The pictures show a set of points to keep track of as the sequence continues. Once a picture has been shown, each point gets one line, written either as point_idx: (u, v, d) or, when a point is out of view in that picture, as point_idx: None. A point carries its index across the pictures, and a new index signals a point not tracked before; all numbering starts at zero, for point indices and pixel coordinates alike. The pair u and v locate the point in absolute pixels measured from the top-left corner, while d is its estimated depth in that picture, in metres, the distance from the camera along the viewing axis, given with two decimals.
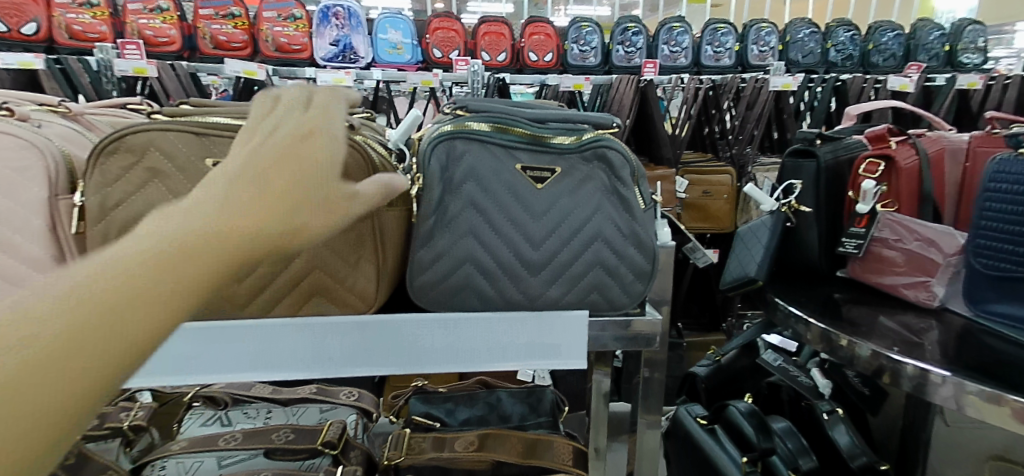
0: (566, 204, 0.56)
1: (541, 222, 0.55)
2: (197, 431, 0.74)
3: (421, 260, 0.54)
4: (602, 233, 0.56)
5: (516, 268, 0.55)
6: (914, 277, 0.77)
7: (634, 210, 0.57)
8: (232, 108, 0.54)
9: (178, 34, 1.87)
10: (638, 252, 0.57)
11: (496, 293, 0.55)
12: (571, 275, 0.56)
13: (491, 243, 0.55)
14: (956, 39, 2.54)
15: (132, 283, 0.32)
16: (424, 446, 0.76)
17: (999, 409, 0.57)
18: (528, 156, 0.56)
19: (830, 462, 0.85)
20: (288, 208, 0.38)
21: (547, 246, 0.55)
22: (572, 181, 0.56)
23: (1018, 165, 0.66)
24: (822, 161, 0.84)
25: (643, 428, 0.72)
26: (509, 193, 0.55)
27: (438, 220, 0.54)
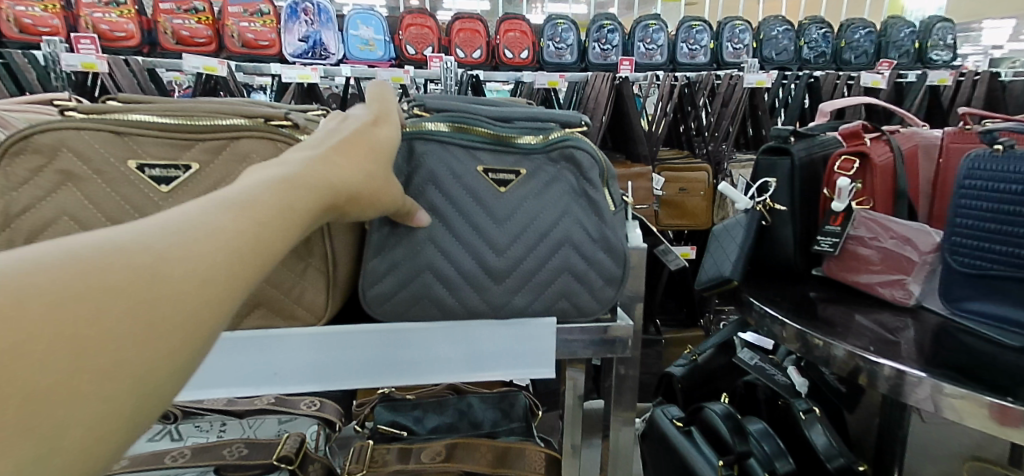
0: (532, 207, 0.53)
1: (505, 226, 0.52)
2: (143, 447, 0.69)
3: (375, 270, 0.50)
4: (570, 237, 0.53)
5: (479, 277, 0.51)
6: (889, 275, 0.76)
7: (602, 213, 0.55)
8: (156, 104, 0.48)
9: (137, 28, 1.79)
10: (607, 257, 0.54)
11: (457, 303, 0.51)
12: (537, 283, 0.52)
13: (451, 251, 0.51)
14: (925, 37, 2.58)
15: (213, 242, 0.28)
16: (387, 458, 0.72)
17: (979, 411, 0.55)
18: (492, 157, 0.53)
19: (808, 463, 0.83)
20: (358, 181, 0.39)
21: (511, 253, 0.52)
22: (538, 183, 0.53)
23: (992, 162, 0.65)
24: (797, 158, 0.82)
25: (618, 426, 0.69)
26: (470, 197, 0.52)
27: (396, 228, 0.51)
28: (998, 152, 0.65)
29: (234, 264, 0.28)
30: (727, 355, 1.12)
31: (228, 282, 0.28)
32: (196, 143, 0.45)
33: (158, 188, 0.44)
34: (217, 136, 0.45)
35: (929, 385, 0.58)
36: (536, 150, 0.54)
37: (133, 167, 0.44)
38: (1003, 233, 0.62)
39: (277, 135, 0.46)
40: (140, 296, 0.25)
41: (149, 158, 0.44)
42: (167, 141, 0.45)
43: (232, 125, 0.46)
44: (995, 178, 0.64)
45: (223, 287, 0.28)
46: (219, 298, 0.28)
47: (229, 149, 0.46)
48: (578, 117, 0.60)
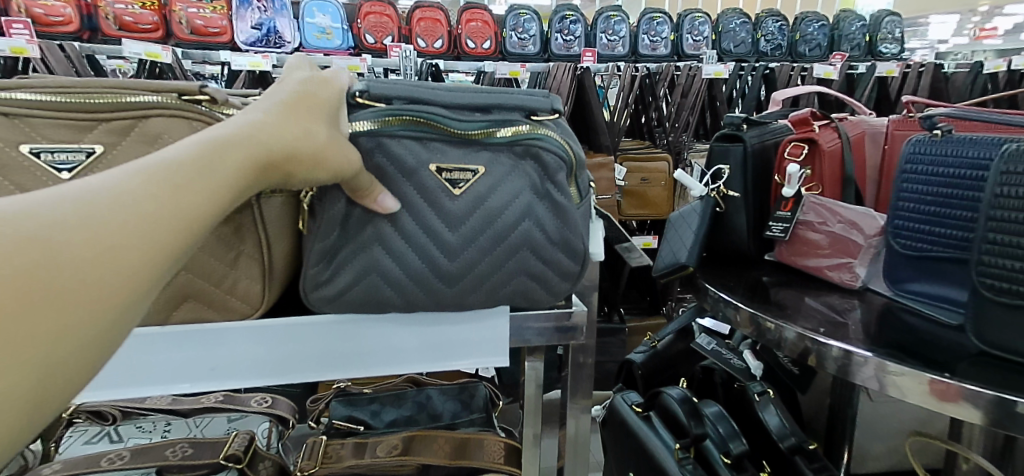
0: (490, 208, 0.48)
1: (459, 229, 0.48)
2: (80, 450, 0.66)
3: (316, 276, 0.47)
4: (530, 240, 0.50)
5: (429, 280, 0.48)
6: (837, 259, 0.78)
7: (567, 214, 0.51)
8: (50, 77, 0.44)
9: (75, 13, 1.70)
10: (567, 257, 0.52)
11: (406, 305, 0.49)
12: (493, 284, 0.50)
13: (400, 252, 0.47)
14: (875, 30, 2.66)
15: (135, 211, 0.27)
16: (342, 453, 0.71)
17: (919, 387, 0.56)
18: (448, 152, 0.48)
19: (762, 443, 0.85)
20: (299, 155, 0.37)
21: (465, 257, 0.48)
22: (498, 181, 0.49)
23: (932, 146, 0.67)
24: (750, 145, 0.83)
25: (576, 414, 0.68)
26: (421, 197, 0.47)
27: (345, 228, 0.47)
28: (937, 137, 0.67)
29: (159, 230, 0.27)
30: (686, 341, 1.14)
31: (141, 269, 0.27)
32: (99, 124, 0.43)
33: (58, 176, 0.41)
34: (123, 116, 0.43)
35: (874, 364, 0.59)
36: (500, 143, 0.49)
37: (26, 153, 0.41)
38: (940, 215, 0.64)
39: (191, 114, 0.44)
40: (55, 262, 0.24)
41: (45, 141, 0.41)
42: (63, 123, 0.42)
43: (138, 101, 0.43)
44: (934, 161, 0.66)
45: (147, 258, 0.27)
46: (142, 271, 0.27)
47: (137, 129, 0.43)
48: (552, 104, 0.52)
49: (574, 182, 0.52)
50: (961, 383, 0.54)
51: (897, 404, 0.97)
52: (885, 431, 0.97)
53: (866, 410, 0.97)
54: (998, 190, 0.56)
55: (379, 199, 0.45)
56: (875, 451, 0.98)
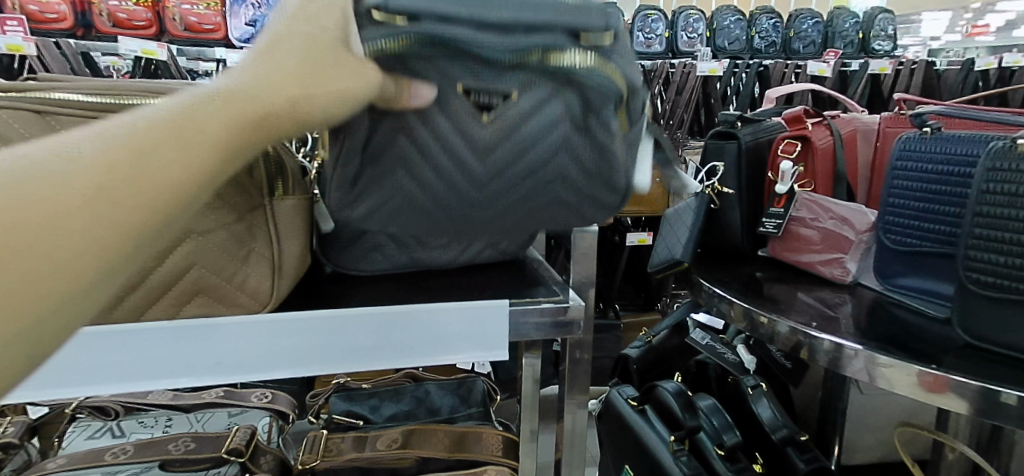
0: (519, 145, 0.36)
1: (483, 164, 0.36)
2: (82, 445, 0.67)
3: (333, 199, 0.41)
4: (566, 180, 0.38)
5: (453, 215, 0.39)
6: (829, 255, 0.79)
7: (614, 151, 0.38)
8: (87, 82, 0.45)
9: (70, 10, 1.70)
10: (611, 194, 0.40)
11: (436, 230, 0.42)
12: (524, 219, 0.41)
13: (422, 181, 0.38)
14: (868, 27, 2.68)
15: (95, 176, 0.25)
16: (342, 446, 0.72)
17: (907, 378, 0.58)
18: (472, 66, 0.34)
19: (755, 435, 0.86)
20: (303, 113, 0.31)
21: (490, 196, 0.38)
22: (533, 112, 0.35)
23: (921, 144, 0.68)
24: (744, 143, 0.86)
25: (572, 409, 0.70)
26: (439, 123, 0.36)
27: (366, 152, 0.38)
28: (926, 135, 0.68)
29: (121, 198, 0.26)
30: (681, 336, 1.16)
31: (91, 242, 0.25)
32: None
33: None
34: None
35: (864, 357, 0.61)
36: (544, 64, 0.34)
37: None
38: (928, 211, 0.66)
39: None
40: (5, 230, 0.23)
41: None
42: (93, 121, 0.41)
43: None
44: (923, 158, 0.67)
45: (105, 229, 0.25)
46: (99, 242, 0.25)
47: None
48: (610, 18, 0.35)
49: (625, 110, 0.38)
50: (948, 374, 0.55)
51: (887, 397, 0.99)
52: (875, 423, 0.99)
53: (857, 403, 0.98)
54: (984, 186, 0.57)
55: (410, 92, 0.34)
56: (865, 443, 0.99)
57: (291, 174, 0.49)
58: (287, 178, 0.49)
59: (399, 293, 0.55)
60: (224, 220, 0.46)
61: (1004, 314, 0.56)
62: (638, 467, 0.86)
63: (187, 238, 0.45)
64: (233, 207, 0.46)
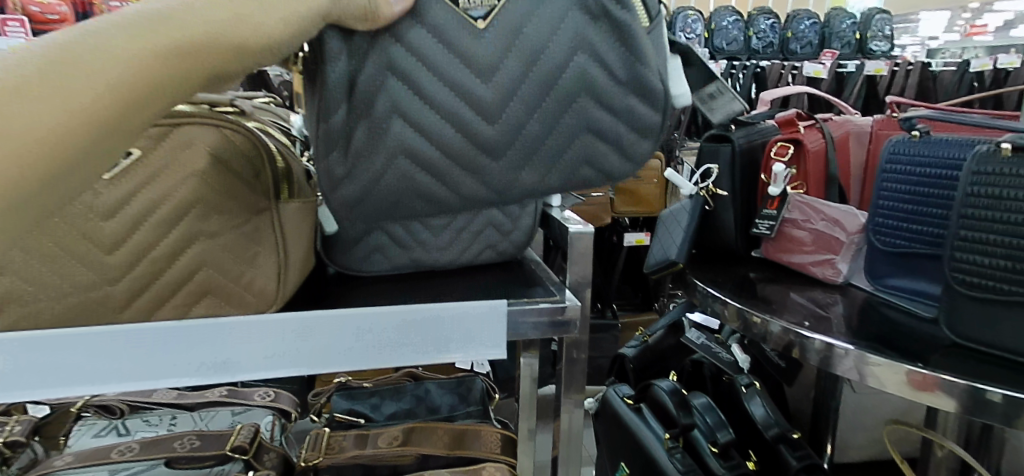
0: (529, 50, 0.41)
1: (496, 85, 0.41)
2: (89, 443, 0.68)
3: (335, 169, 0.43)
4: (587, 82, 0.42)
5: (472, 154, 0.43)
6: (820, 255, 0.80)
7: (632, 42, 0.42)
8: None
9: (71, 11, 1.71)
10: (641, 101, 0.44)
11: (447, 190, 0.45)
12: (550, 149, 0.44)
13: (431, 127, 0.42)
14: (865, 27, 2.68)
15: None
16: (344, 444, 0.73)
17: (895, 377, 0.59)
18: None
19: (749, 433, 0.88)
20: (231, 44, 0.32)
21: (507, 120, 0.42)
22: (535, 13, 0.41)
23: (911, 147, 0.69)
24: (738, 145, 0.87)
25: (569, 409, 0.71)
26: (446, 51, 0.40)
27: (353, 100, 0.40)
28: (915, 138, 0.70)
29: (31, 136, 0.27)
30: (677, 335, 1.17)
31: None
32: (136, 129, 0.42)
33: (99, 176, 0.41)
34: (160, 122, 0.43)
35: (855, 356, 0.62)
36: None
37: None
38: (917, 213, 0.67)
39: (218, 121, 0.46)
40: None
41: None
42: None
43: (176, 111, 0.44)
44: (912, 161, 0.68)
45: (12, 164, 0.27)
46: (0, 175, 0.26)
47: (172, 136, 0.43)
48: None
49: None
50: (936, 373, 0.57)
51: (880, 396, 1.00)
52: (868, 421, 1.00)
53: (851, 401, 0.99)
54: (970, 189, 0.59)
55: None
56: (858, 441, 1.01)
57: (294, 180, 0.51)
58: (292, 183, 0.51)
59: (399, 294, 0.57)
60: (231, 222, 0.46)
61: (990, 314, 0.57)
62: (633, 464, 0.88)
63: (194, 240, 0.45)
64: (240, 208, 0.47)
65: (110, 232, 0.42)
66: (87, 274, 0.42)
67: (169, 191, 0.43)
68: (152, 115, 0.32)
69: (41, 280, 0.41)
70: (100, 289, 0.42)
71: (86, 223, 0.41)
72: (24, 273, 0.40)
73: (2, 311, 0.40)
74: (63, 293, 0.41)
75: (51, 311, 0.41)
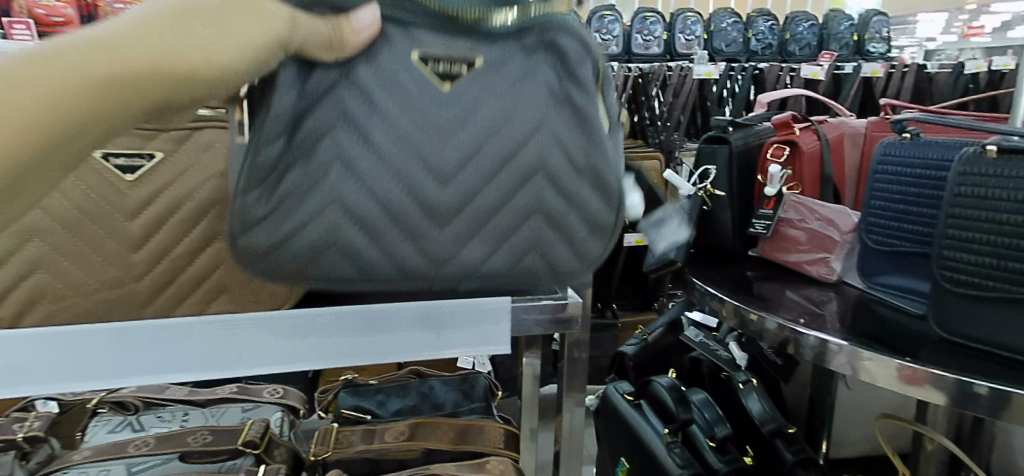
0: (493, 113, 0.37)
1: (450, 147, 0.37)
2: (104, 438, 0.70)
3: (253, 210, 0.37)
4: (545, 164, 0.39)
5: (412, 215, 0.38)
6: (815, 254, 0.82)
7: (592, 128, 0.40)
8: None
9: (76, 13, 1.73)
10: (596, 195, 0.41)
11: (377, 252, 0.39)
12: (497, 228, 0.40)
13: (372, 180, 0.37)
14: (863, 29, 2.71)
15: None
16: (352, 439, 0.75)
17: (886, 372, 0.61)
18: (437, 35, 0.37)
19: (745, 428, 0.90)
20: (174, 76, 0.30)
21: (457, 188, 0.38)
22: (503, 79, 0.37)
23: (901, 149, 0.72)
24: (735, 147, 0.89)
25: (570, 407, 0.73)
26: (401, 100, 0.36)
27: (294, 138, 0.36)
28: (906, 140, 0.72)
29: None
30: (675, 334, 1.19)
31: None
32: (159, 133, 0.45)
33: (124, 177, 0.44)
34: (181, 126, 0.46)
35: (848, 352, 0.64)
36: (507, 34, 0.37)
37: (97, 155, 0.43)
38: (908, 213, 0.69)
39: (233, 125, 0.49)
40: None
41: (113, 146, 0.44)
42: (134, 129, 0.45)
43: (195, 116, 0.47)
44: (903, 163, 0.70)
45: None
46: None
47: (193, 140, 0.46)
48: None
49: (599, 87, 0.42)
50: (926, 368, 0.59)
51: (874, 392, 1.02)
52: (862, 418, 1.02)
53: (845, 398, 1.01)
54: (959, 189, 0.61)
55: (353, 25, 0.34)
56: (853, 437, 1.03)
57: None
58: None
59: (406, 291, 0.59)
60: None
61: (977, 310, 0.59)
62: (633, 459, 0.90)
63: (212, 239, 0.46)
64: None
65: (135, 231, 0.44)
66: (113, 272, 0.44)
67: (192, 191, 0.45)
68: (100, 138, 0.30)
69: (70, 277, 0.43)
70: (125, 286, 0.44)
71: (115, 223, 0.44)
72: (57, 270, 0.43)
73: (32, 308, 0.42)
74: (91, 289, 0.43)
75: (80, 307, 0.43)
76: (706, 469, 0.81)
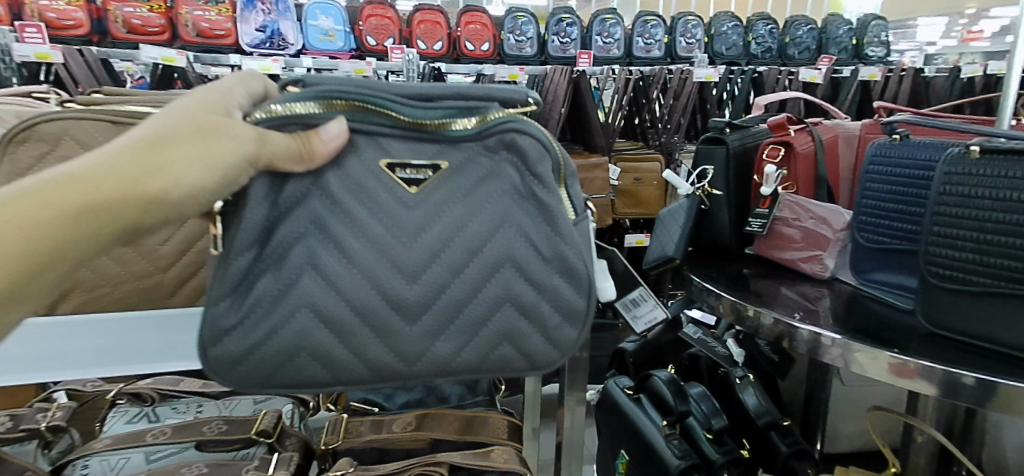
0: (454, 215, 0.49)
1: (416, 245, 0.48)
2: (122, 428, 0.72)
3: (224, 320, 0.46)
4: (512, 255, 0.50)
5: (383, 311, 0.47)
6: (809, 252, 0.85)
7: (557, 222, 0.50)
8: (149, 98, 0.58)
9: (86, 16, 1.76)
10: (566, 283, 0.51)
11: (349, 352, 0.48)
12: (474, 318, 0.49)
13: (344, 286, 0.47)
14: (862, 33, 2.74)
15: None
16: (361, 429, 0.78)
17: (876, 363, 0.64)
18: (405, 147, 0.48)
19: (742, 422, 0.92)
20: (148, 196, 0.39)
21: (421, 284, 0.48)
22: (468, 180, 0.49)
23: (892, 149, 0.74)
24: (732, 147, 0.91)
25: (572, 405, 0.75)
26: (371, 208, 0.48)
27: (265, 250, 0.47)
28: (896, 141, 0.74)
29: None
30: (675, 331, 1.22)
31: None
32: None
33: None
34: None
35: (840, 345, 0.67)
36: (468, 138, 0.49)
37: None
38: (898, 211, 0.72)
39: None
40: None
41: None
42: None
43: None
44: (894, 163, 0.73)
45: None
46: None
47: None
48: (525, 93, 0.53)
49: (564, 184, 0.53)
50: (916, 360, 0.61)
51: (868, 388, 1.05)
52: (856, 413, 1.05)
53: (840, 393, 1.04)
54: (944, 188, 0.63)
55: (321, 136, 0.46)
56: (848, 432, 1.05)
57: None
58: None
59: None
60: None
61: (963, 304, 0.62)
62: (633, 451, 0.92)
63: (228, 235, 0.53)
64: None
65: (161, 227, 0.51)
66: (144, 264, 0.51)
67: None
68: (89, 248, 0.39)
69: (104, 270, 0.49)
70: (153, 277, 0.51)
71: None
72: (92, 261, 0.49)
73: (69, 298, 0.49)
74: (123, 280, 0.50)
75: (111, 296, 0.50)
76: (702, 459, 0.84)
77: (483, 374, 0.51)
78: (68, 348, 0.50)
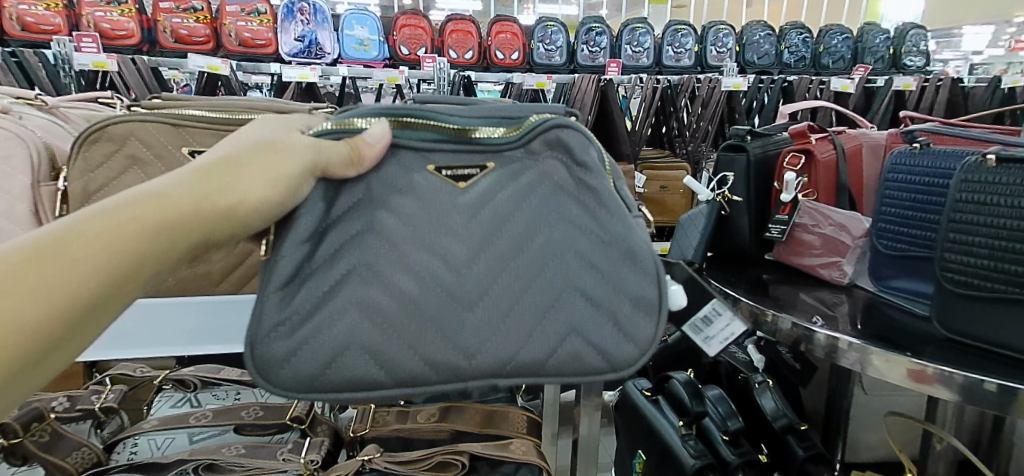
0: (506, 207, 0.53)
1: (473, 232, 0.52)
2: (168, 412, 0.78)
3: (273, 313, 0.48)
4: (564, 245, 0.53)
5: (443, 301, 0.50)
6: (828, 258, 0.86)
7: (606, 210, 0.54)
8: (203, 102, 0.63)
9: (137, 27, 1.86)
10: (625, 270, 0.53)
11: (406, 346, 0.49)
12: (534, 310, 0.51)
13: (398, 275, 0.50)
14: (899, 43, 2.69)
15: (62, 259, 0.37)
16: (388, 418, 0.82)
17: (892, 367, 0.64)
18: (446, 156, 0.54)
19: (758, 426, 0.94)
20: (220, 209, 0.43)
21: (478, 270, 0.51)
22: (517, 176, 0.54)
23: (912, 158, 0.75)
24: (752, 155, 0.92)
25: (590, 408, 0.77)
26: (421, 206, 0.52)
27: (318, 246, 0.50)
28: (916, 150, 0.75)
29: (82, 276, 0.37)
30: None
31: (50, 308, 0.36)
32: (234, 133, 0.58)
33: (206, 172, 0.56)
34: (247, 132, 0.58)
35: (856, 350, 0.68)
36: (514, 141, 0.55)
37: (185, 152, 0.56)
38: (917, 219, 0.72)
39: None
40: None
41: (198, 146, 0.57)
42: (218, 131, 0.57)
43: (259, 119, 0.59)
44: (914, 171, 0.73)
45: (64, 298, 0.37)
46: (60, 304, 0.36)
47: None
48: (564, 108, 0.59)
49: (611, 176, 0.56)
50: (931, 365, 0.62)
51: (891, 397, 1.04)
52: (878, 422, 1.04)
53: (861, 402, 1.04)
54: (961, 196, 0.64)
55: (367, 139, 0.51)
56: (869, 441, 1.05)
57: None
58: None
59: None
60: None
61: (981, 310, 0.62)
62: (649, 451, 0.93)
63: None
64: None
65: None
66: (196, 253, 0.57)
67: None
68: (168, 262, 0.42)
69: None
70: (203, 265, 0.57)
71: None
72: None
73: None
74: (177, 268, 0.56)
75: (166, 284, 0.56)
76: (718, 460, 0.85)
77: (551, 370, 0.51)
78: (152, 329, 0.56)
